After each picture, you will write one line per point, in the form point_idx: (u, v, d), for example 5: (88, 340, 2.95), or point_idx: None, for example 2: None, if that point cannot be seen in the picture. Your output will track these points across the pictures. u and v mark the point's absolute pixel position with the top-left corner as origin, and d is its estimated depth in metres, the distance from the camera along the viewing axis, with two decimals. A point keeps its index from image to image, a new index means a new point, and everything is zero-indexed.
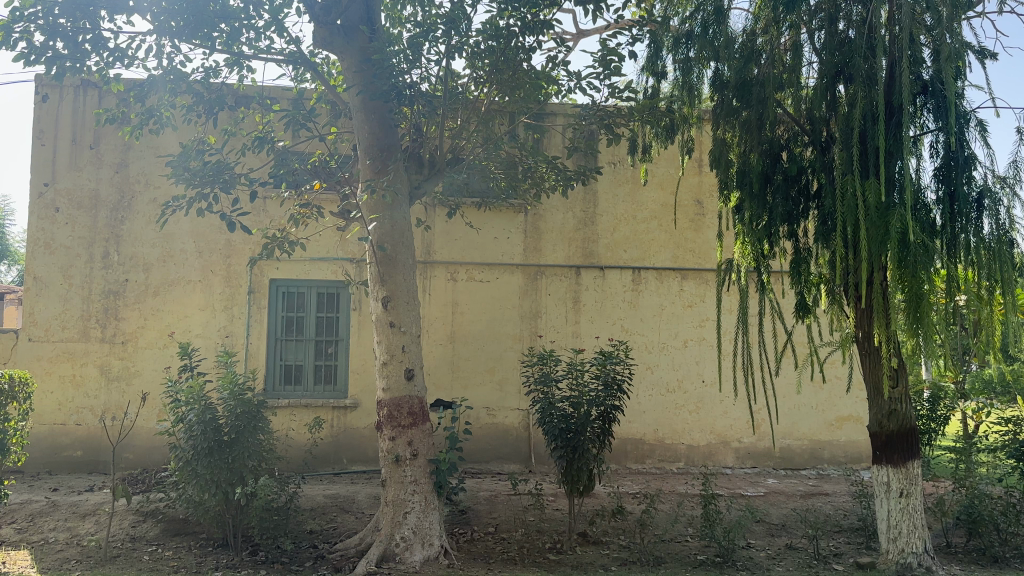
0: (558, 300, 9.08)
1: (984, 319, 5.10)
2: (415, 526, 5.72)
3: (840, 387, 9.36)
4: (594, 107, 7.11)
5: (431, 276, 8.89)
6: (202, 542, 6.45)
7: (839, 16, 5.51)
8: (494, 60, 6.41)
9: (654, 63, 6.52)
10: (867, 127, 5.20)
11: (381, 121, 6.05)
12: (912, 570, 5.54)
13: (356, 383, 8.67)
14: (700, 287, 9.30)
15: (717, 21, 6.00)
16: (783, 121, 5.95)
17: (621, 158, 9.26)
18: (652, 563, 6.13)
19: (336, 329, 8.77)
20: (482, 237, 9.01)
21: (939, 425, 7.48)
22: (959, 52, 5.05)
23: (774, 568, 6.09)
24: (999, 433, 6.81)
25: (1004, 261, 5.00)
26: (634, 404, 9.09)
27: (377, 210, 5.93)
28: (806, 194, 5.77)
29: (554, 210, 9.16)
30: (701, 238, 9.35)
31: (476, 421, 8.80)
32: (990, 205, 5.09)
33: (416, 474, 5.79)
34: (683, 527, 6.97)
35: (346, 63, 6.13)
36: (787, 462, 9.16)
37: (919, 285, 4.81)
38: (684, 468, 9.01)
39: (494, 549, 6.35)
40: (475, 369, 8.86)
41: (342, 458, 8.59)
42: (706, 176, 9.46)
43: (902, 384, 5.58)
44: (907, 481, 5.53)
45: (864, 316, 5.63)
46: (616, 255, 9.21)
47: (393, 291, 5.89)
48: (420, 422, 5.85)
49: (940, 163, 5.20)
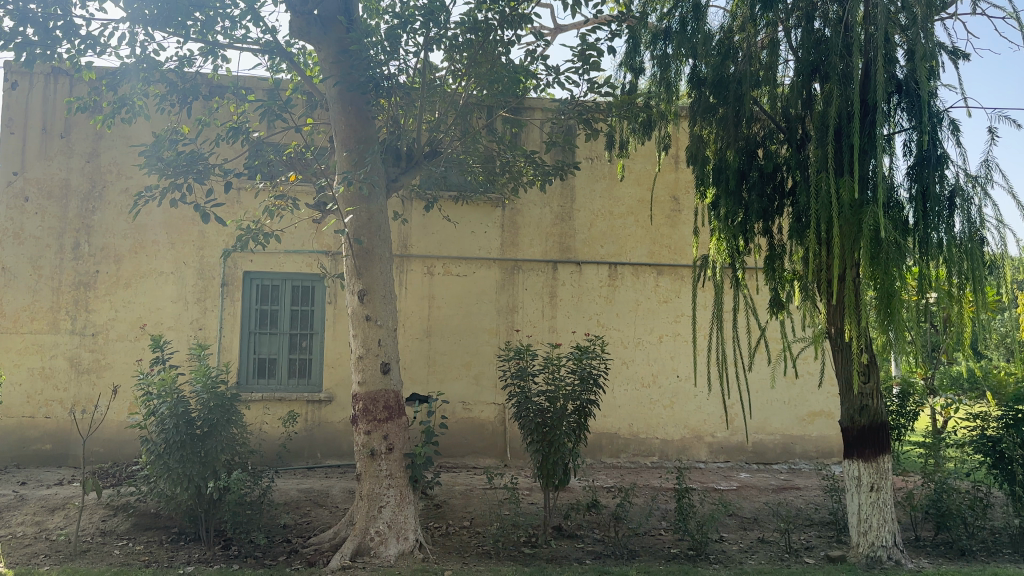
0: (535, 295, 9.08)
1: (955, 318, 5.21)
2: (390, 520, 5.69)
3: (811, 382, 9.47)
4: (572, 101, 7.05)
5: (407, 270, 8.84)
6: (174, 537, 6.39)
7: (816, 13, 5.54)
8: (472, 53, 6.45)
9: (632, 59, 6.46)
10: (842, 126, 5.25)
11: (356, 112, 5.95)
12: (881, 564, 5.63)
13: (330, 377, 8.62)
14: (675, 282, 9.36)
15: (695, 18, 6.01)
16: (759, 118, 5.97)
17: (598, 153, 9.29)
18: (626, 556, 6.15)
19: (310, 323, 8.68)
20: (459, 231, 8.99)
21: (909, 421, 7.33)
22: (933, 52, 5.10)
23: (746, 561, 6.14)
24: (968, 429, 6.91)
25: (975, 259, 5.12)
26: (610, 399, 9.13)
27: (353, 202, 5.86)
28: (781, 191, 5.84)
29: (531, 205, 9.16)
30: (678, 234, 9.42)
31: (452, 414, 8.79)
32: (961, 205, 5.18)
33: (391, 468, 5.74)
34: (656, 521, 7.02)
35: (324, 54, 6.02)
36: (759, 457, 9.24)
37: (891, 281, 4.89)
38: (658, 463, 9.06)
39: (469, 542, 6.33)
40: (451, 364, 8.84)
41: (316, 452, 8.55)
42: (682, 173, 9.50)
43: (873, 379, 5.66)
44: (878, 475, 5.61)
45: (836, 312, 5.69)
46: (593, 250, 9.24)
47: (370, 284, 5.83)
48: (395, 417, 5.80)
49: (913, 161, 5.25)
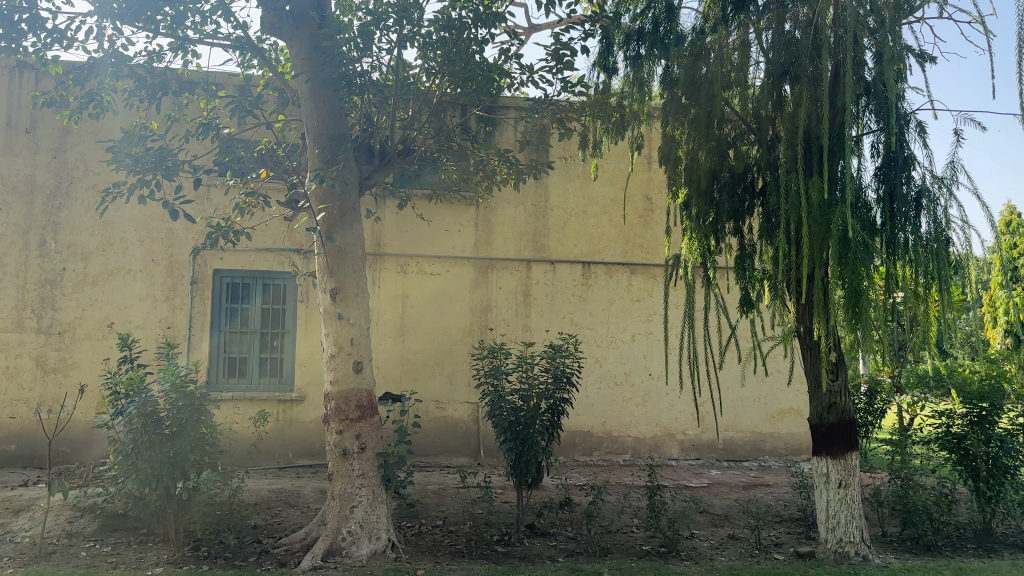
0: (508, 293, 9.09)
1: (921, 317, 5.30)
2: (362, 519, 5.66)
3: (781, 380, 9.57)
4: (545, 101, 7.05)
5: (380, 268, 8.78)
6: (142, 538, 6.31)
7: (787, 16, 5.57)
8: (446, 51, 6.43)
9: (606, 59, 6.46)
10: (811, 127, 5.30)
11: (328, 109, 5.91)
12: (849, 559, 5.71)
13: (302, 376, 8.56)
14: (648, 281, 9.41)
15: (668, 19, 6.06)
16: (730, 119, 5.99)
17: (572, 152, 9.31)
18: (599, 553, 6.16)
19: (281, 322, 8.62)
20: (433, 229, 8.95)
21: (877, 419, 7.50)
22: (901, 55, 5.17)
23: (717, 558, 6.19)
24: (934, 425, 6.99)
25: (940, 259, 5.20)
26: (583, 397, 9.16)
27: (326, 200, 5.83)
28: (752, 192, 5.94)
29: (505, 203, 9.16)
30: (650, 234, 9.48)
31: (425, 413, 8.77)
32: (928, 205, 5.27)
33: (363, 467, 5.71)
34: (628, 518, 7.06)
35: (296, 50, 5.96)
36: (730, 454, 9.34)
37: (859, 281, 4.96)
38: (631, 460, 9.11)
39: (441, 541, 6.31)
40: (425, 363, 8.81)
41: (287, 452, 8.48)
42: (655, 172, 9.57)
43: (841, 377, 5.74)
44: (846, 472, 5.69)
45: (805, 311, 5.76)
46: (566, 249, 9.27)
47: (343, 283, 5.79)
48: (368, 416, 5.77)
49: (881, 162, 5.35)
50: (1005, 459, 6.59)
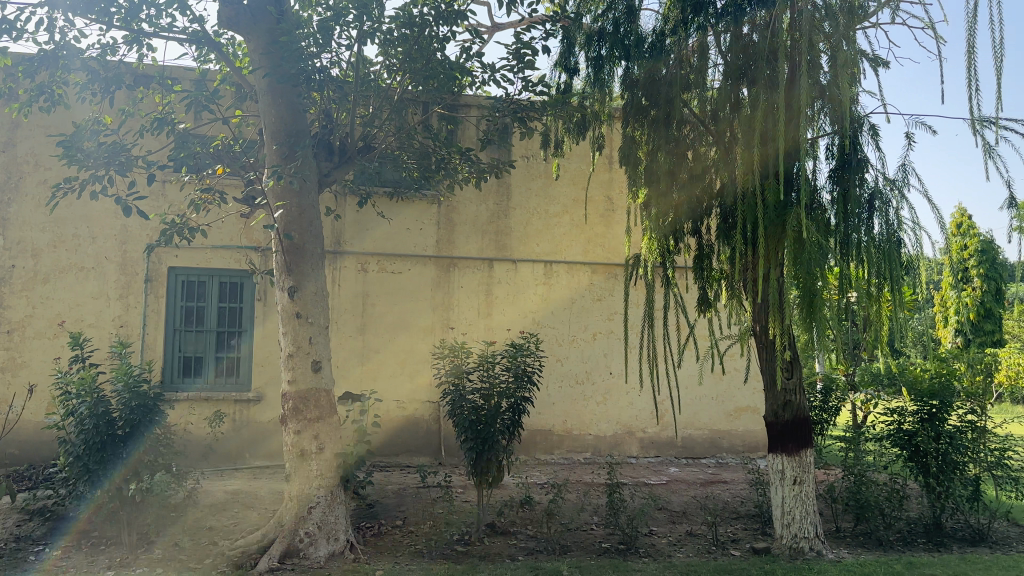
0: (470, 293, 9.08)
1: (873, 317, 5.42)
2: (320, 520, 5.60)
3: (738, 378, 9.71)
4: (507, 99, 7.11)
5: (340, 267, 8.69)
6: (93, 541, 6.16)
7: (745, 19, 5.63)
8: (408, 48, 6.39)
9: (567, 59, 6.58)
10: (768, 128, 5.36)
11: (287, 105, 5.83)
12: (803, 554, 5.81)
13: (260, 375, 8.44)
14: (609, 280, 9.48)
15: (628, 20, 6.12)
16: (689, 121, 6.00)
17: (534, 152, 9.33)
18: (558, 551, 6.17)
19: (238, 320, 8.49)
20: (394, 228, 8.89)
21: (832, 416, 7.70)
22: (855, 59, 5.25)
23: (675, 554, 6.24)
24: (886, 422, 7.20)
25: (891, 260, 5.32)
26: (544, 396, 9.18)
27: (285, 197, 5.77)
28: (711, 192, 5.93)
29: (467, 202, 9.14)
30: (612, 234, 9.55)
31: (386, 413, 8.71)
32: (880, 207, 5.38)
33: (322, 468, 5.65)
34: (588, 516, 7.09)
35: (254, 45, 5.87)
36: (689, 451, 9.45)
37: (813, 281, 5.05)
38: (591, 459, 9.15)
39: (401, 542, 6.27)
40: (385, 362, 8.76)
41: (244, 453, 8.38)
42: (616, 173, 9.65)
43: (796, 375, 5.83)
44: (800, 468, 5.78)
45: (761, 310, 5.84)
46: (528, 248, 9.28)
47: (301, 281, 5.72)
48: (326, 416, 5.71)
49: (835, 164, 5.46)
50: (954, 455, 6.74)
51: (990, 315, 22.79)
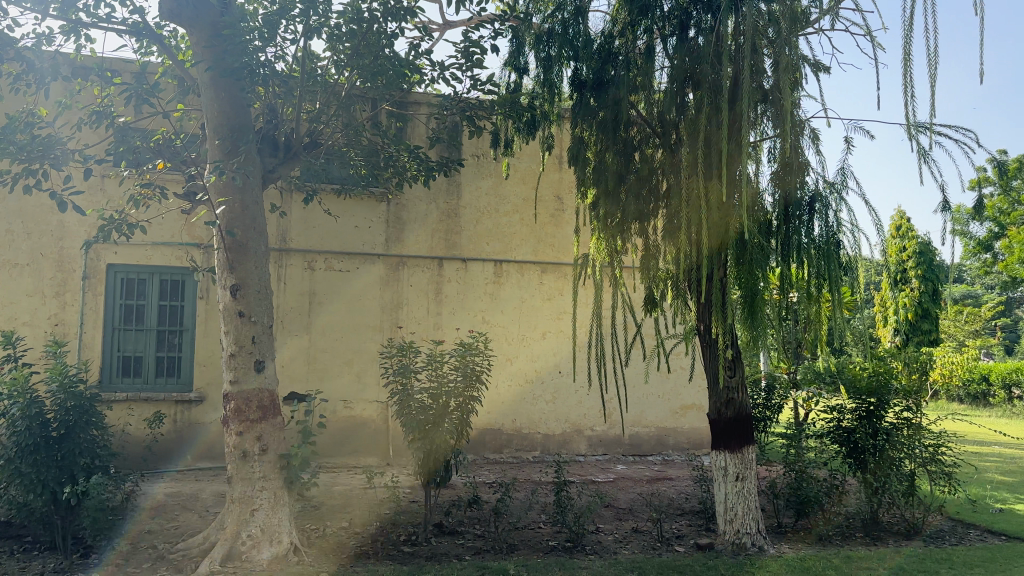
0: (418, 292, 9.03)
1: (813, 316, 5.64)
2: (264, 523, 5.51)
3: (683, 377, 9.86)
4: (455, 97, 7.08)
5: (286, 264, 8.55)
6: (25, 547, 5.95)
7: (691, 23, 5.74)
8: (355, 43, 6.32)
9: (517, 59, 6.57)
10: (712, 131, 5.45)
11: (230, 99, 5.71)
12: (746, 549, 5.92)
13: (202, 375, 8.27)
14: (558, 280, 9.56)
15: (577, 21, 6.15)
16: (635, 122, 6.12)
17: (484, 151, 9.33)
18: (505, 550, 6.17)
19: (180, 319, 8.31)
20: (341, 225, 8.78)
21: (774, 414, 7.86)
22: (796, 65, 5.33)
23: (620, 551, 6.30)
24: (825, 420, 7.40)
25: (830, 261, 5.45)
26: (493, 395, 9.18)
27: (226, 192, 5.63)
28: (657, 193, 5.95)
29: (416, 200, 9.09)
30: (561, 233, 9.62)
31: (332, 413, 8.63)
32: (820, 209, 5.49)
33: (265, 470, 5.55)
34: (536, 514, 7.10)
35: (196, 37, 5.74)
36: (636, 449, 9.56)
37: (754, 282, 5.25)
38: (540, 457, 9.19)
39: (346, 543, 6.20)
40: (332, 362, 8.65)
41: (186, 455, 8.21)
42: (566, 173, 9.73)
43: (738, 373, 5.92)
44: (743, 465, 5.90)
45: (705, 309, 5.91)
46: (478, 247, 9.28)
47: (243, 279, 5.62)
48: (270, 417, 5.61)
49: (777, 167, 5.49)
50: (891, 451, 6.90)
51: (927, 315, 23.54)
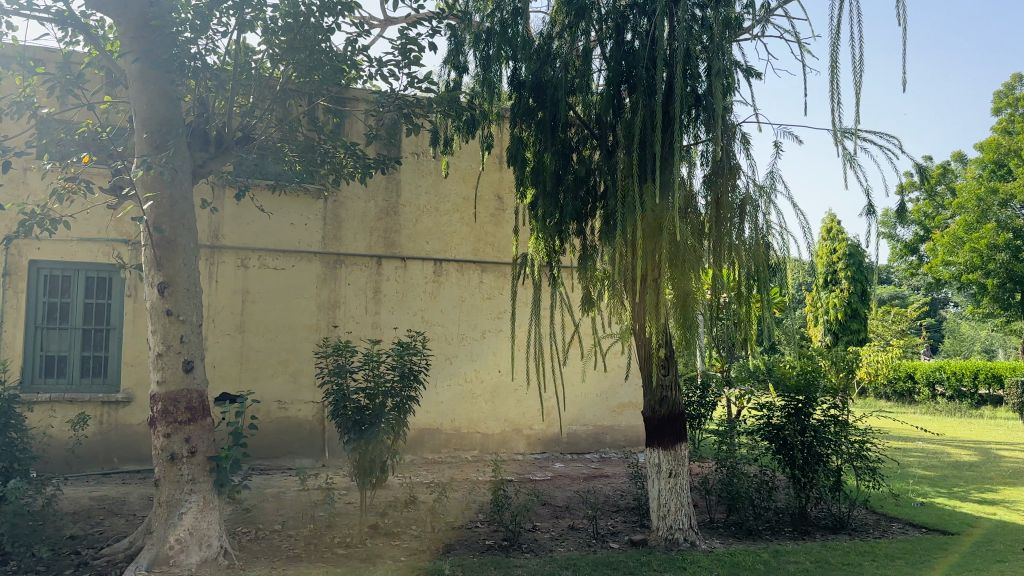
0: (356, 290, 8.94)
1: (743, 317, 5.76)
2: (192, 526, 5.34)
3: (620, 375, 10.01)
4: (392, 94, 7.01)
5: (218, 262, 8.34)
6: None
7: (628, 26, 5.83)
8: (291, 38, 6.20)
9: (456, 58, 6.54)
10: (646, 134, 5.54)
11: (160, 93, 5.55)
12: (678, 545, 6.03)
13: (130, 376, 8.05)
14: (498, 279, 9.59)
15: (515, 22, 6.15)
16: (573, 123, 6.21)
17: (424, 149, 9.29)
18: (441, 551, 6.15)
19: (106, 318, 8.07)
20: (276, 222, 8.62)
21: (708, 410, 8.25)
22: (728, 70, 5.44)
23: (556, 549, 6.35)
24: (757, 417, 7.57)
25: (760, 262, 5.58)
26: (432, 395, 9.14)
27: (154, 187, 5.49)
28: (594, 195, 6.10)
29: (354, 198, 8.98)
30: (501, 233, 9.67)
31: (266, 414, 8.44)
32: (750, 211, 5.60)
33: (194, 472, 5.43)
34: (472, 514, 7.11)
35: (122, 27, 5.54)
36: (573, 447, 9.65)
37: (687, 282, 5.25)
38: (478, 457, 9.20)
39: (279, 546, 6.11)
40: (266, 362, 8.49)
41: (112, 457, 7.97)
42: (506, 173, 9.75)
43: (672, 372, 6.03)
44: (676, 462, 6.00)
45: (639, 309, 5.98)
46: (417, 246, 9.24)
47: (172, 277, 5.48)
48: (199, 418, 5.51)
49: (709, 170, 5.66)
50: (819, 447, 7.08)
51: (857, 315, 24.31)
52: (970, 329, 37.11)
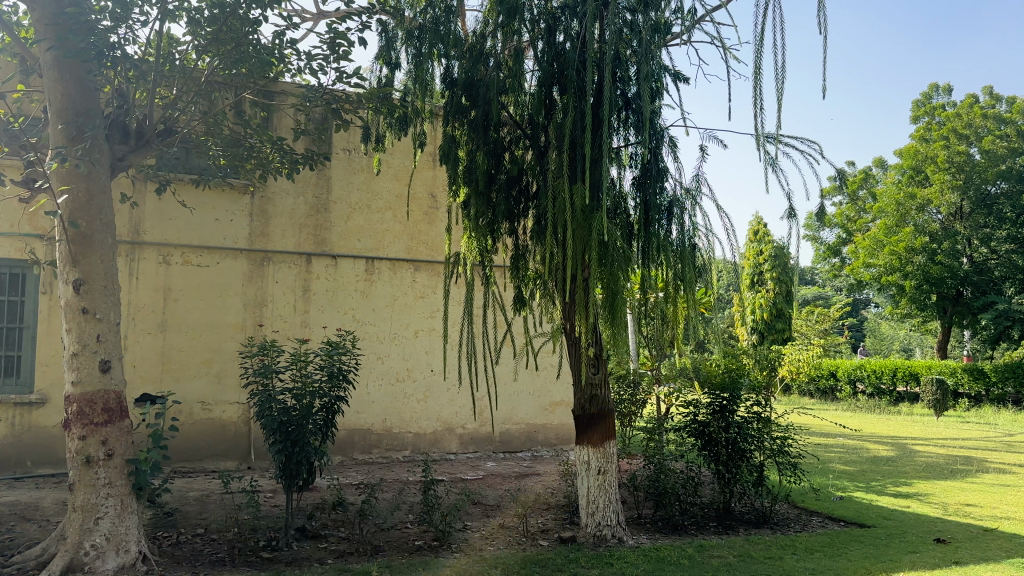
0: (285, 288, 8.78)
1: (671, 317, 5.78)
2: (109, 531, 5.17)
3: (552, 374, 10.11)
4: (321, 90, 6.87)
5: (139, 258, 8.07)
6: None
7: (559, 28, 5.91)
8: (217, 29, 6.10)
9: (388, 54, 6.45)
10: (576, 135, 5.59)
11: (77, 82, 5.37)
12: (606, 541, 6.10)
13: (44, 376, 7.73)
14: (431, 278, 9.56)
15: (447, 20, 6.12)
16: (506, 123, 6.21)
17: (355, 145, 9.18)
18: (369, 552, 6.09)
19: (19, 316, 7.73)
20: (200, 218, 8.40)
21: (638, 408, 8.42)
22: (656, 75, 5.57)
23: (486, 548, 6.35)
24: (683, 414, 7.73)
25: (687, 263, 5.70)
26: (364, 394, 9.04)
27: (70, 180, 5.29)
28: (527, 194, 6.15)
29: (283, 194, 8.82)
30: (434, 231, 9.65)
31: (188, 415, 8.23)
32: (678, 214, 5.75)
33: (111, 476, 5.24)
34: (402, 514, 7.06)
35: (37, 13, 5.33)
36: (506, 446, 9.69)
37: (616, 282, 5.35)
38: (409, 456, 9.15)
39: (201, 550, 5.95)
40: (189, 362, 8.26)
41: (25, 461, 7.64)
42: (439, 171, 9.74)
43: (601, 371, 6.12)
44: (604, 460, 6.07)
45: (569, 309, 6.01)
46: (348, 244, 9.14)
47: (88, 274, 5.28)
48: (116, 420, 5.33)
49: (638, 173, 5.80)
50: (742, 443, 7.34)
51: (781, 315, 25.04)
52: (889, 328, 38.64)
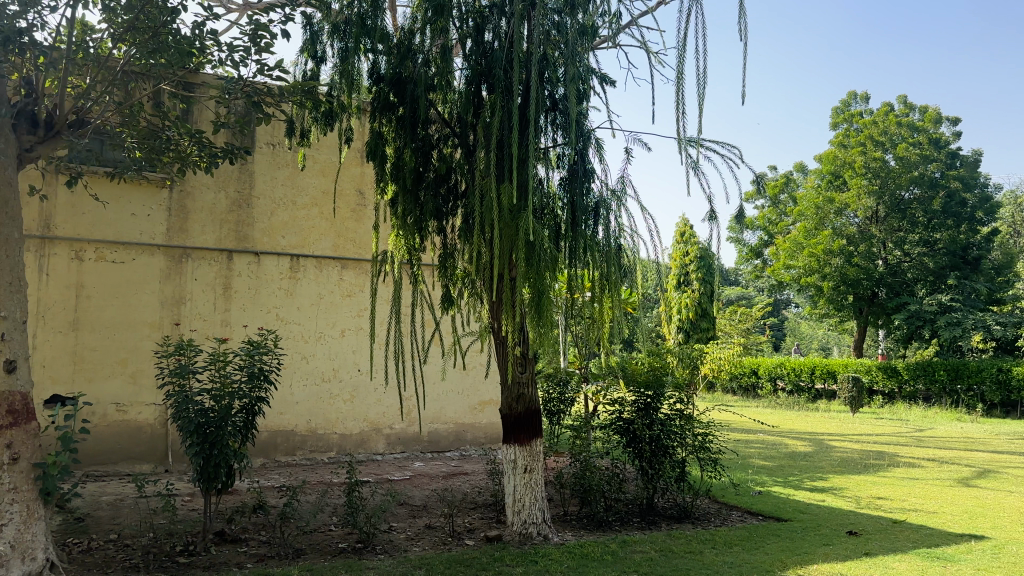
0: (205, 286, 8.55)
1: (598, 316, 5.78)
2: (14, 538, 4.89)
3: (480, 373, 10.16)
4: (240, 81, 6.63)
5: (49, 254, 7.71)
6: None
7: (487, 27, 5.91)
8: (133, 16, 5.89)
9: (313, 46, 6.29)
10: (504, 135, 5.61)
11: None
12: (531, 539, 6.14)
13: None
14: (358, 276, 9.50)
15: (374, 14, 6.06)
16: (434, 121, 6.18)
17: (280, 140, 9.01)
18: (291, 555, 5.98)
19: None
20: (114, 212, 8.07)
21: (568, 407, 8.67)
22: (584, 77, 5.65)
23: (411, 549, 6.31)
24: (609, 412, 7.86)
25: (613, 263, 5.78)
26: (288, 395, 8.87)
27: None
28: (455, 193, 6.15)
29: (203, 188, 8.57)
30: (361, 229, 9.56)
31: (101, 417, 7.93)
32: (603, 214, 5.85)
33: (15, 480, 4.99)
34: (326, 516, 6.96)
35: None
36: (433, 445, 9.67)
37: (542, 281, 5.41)
38: (335, 457, 9.02)
39: (114, 557, 5.74)
40: (102, 362, 7.96)
41: None
42: (367, 168, 9.64)
43: (528, 370, 6.13)
44: (530, 458, 6.11)
45: (496, 308, 6.03)
46: (273, 240, 8.97)
47: None
48: (22, 421, 5.10)
49: (565, 174, 5.86)
50: (665, 440, 7.48)
51: (705, 314, 25.63)
52: (808, 328, 40.06)
